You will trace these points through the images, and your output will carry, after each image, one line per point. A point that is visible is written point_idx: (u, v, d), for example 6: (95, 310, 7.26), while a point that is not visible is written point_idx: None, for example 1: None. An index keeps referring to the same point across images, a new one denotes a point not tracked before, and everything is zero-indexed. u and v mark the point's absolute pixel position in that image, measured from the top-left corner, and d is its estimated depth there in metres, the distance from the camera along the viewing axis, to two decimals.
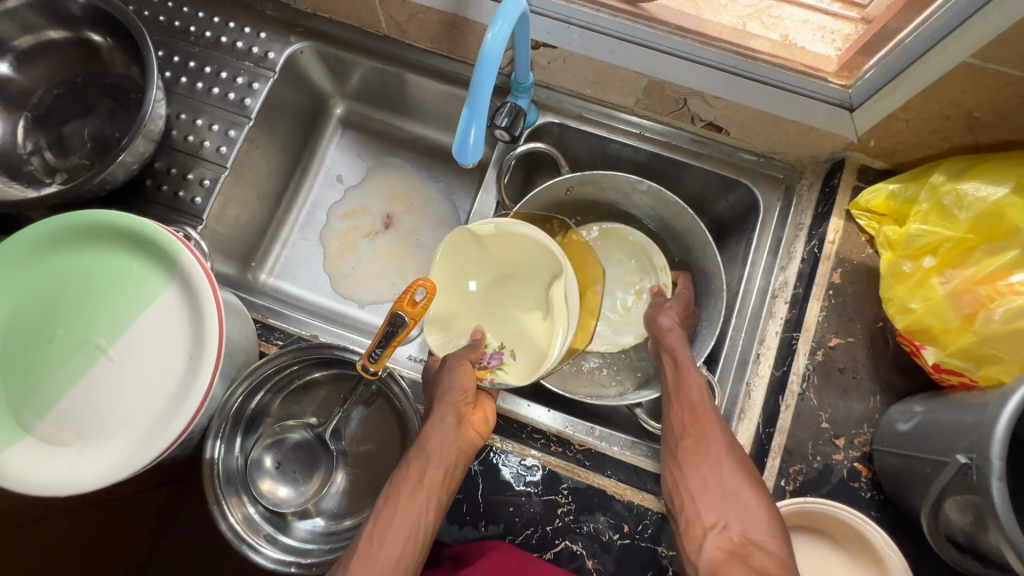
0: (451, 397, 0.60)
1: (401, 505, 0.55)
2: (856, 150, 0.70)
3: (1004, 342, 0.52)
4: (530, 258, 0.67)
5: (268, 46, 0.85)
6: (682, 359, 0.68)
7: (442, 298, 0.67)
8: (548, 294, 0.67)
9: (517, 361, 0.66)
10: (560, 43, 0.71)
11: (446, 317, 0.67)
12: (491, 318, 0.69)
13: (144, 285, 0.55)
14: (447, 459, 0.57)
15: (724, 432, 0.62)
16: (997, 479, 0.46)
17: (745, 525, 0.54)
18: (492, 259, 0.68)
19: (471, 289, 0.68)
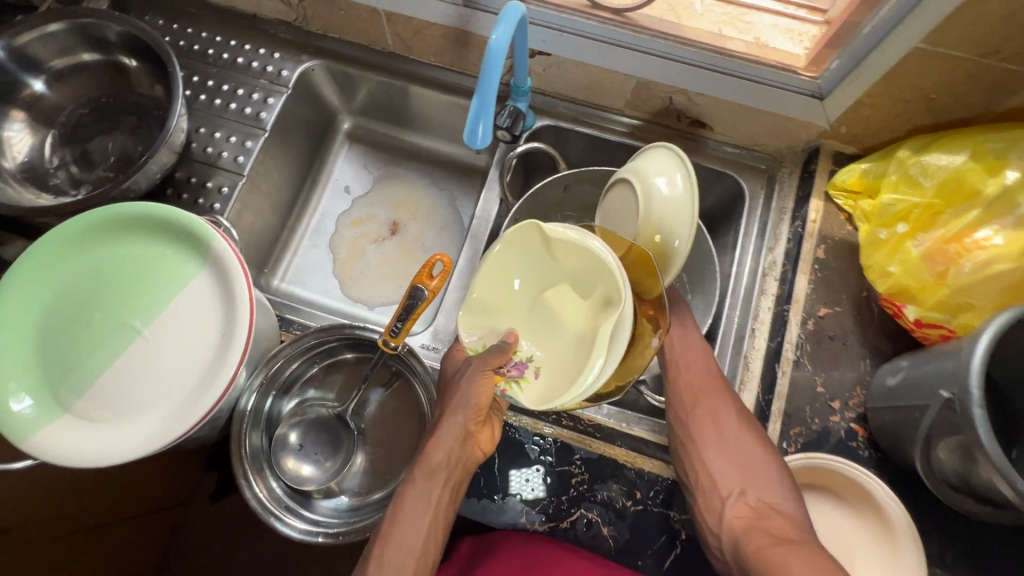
0: (460, 416, 0.60)
1: (403, 527, 0.58)
2: (830, 137, 0.76)
3: (975, 289, 0.58)
4: (593, 278, 0.56)
5: (282, 65, 0.92)
6: (687, 335, 0.70)
7: (485, 290, 0.60)
8: (598, 321, 0.55)
9: (537, 382, 0.58)
10: (555, 50, 0.78)
11: (484, 309, 0.61)
12: (531, 326, 0.60)
13: (179, 269, 0.59)
14: (451, 473, 0.60)
15: (734, 406, 0.66)
16: (978, 407, 0.50)
17: (761, 489, 0.59)
18: (554, 263, 0.58)
19: (520, 287, 0.60)
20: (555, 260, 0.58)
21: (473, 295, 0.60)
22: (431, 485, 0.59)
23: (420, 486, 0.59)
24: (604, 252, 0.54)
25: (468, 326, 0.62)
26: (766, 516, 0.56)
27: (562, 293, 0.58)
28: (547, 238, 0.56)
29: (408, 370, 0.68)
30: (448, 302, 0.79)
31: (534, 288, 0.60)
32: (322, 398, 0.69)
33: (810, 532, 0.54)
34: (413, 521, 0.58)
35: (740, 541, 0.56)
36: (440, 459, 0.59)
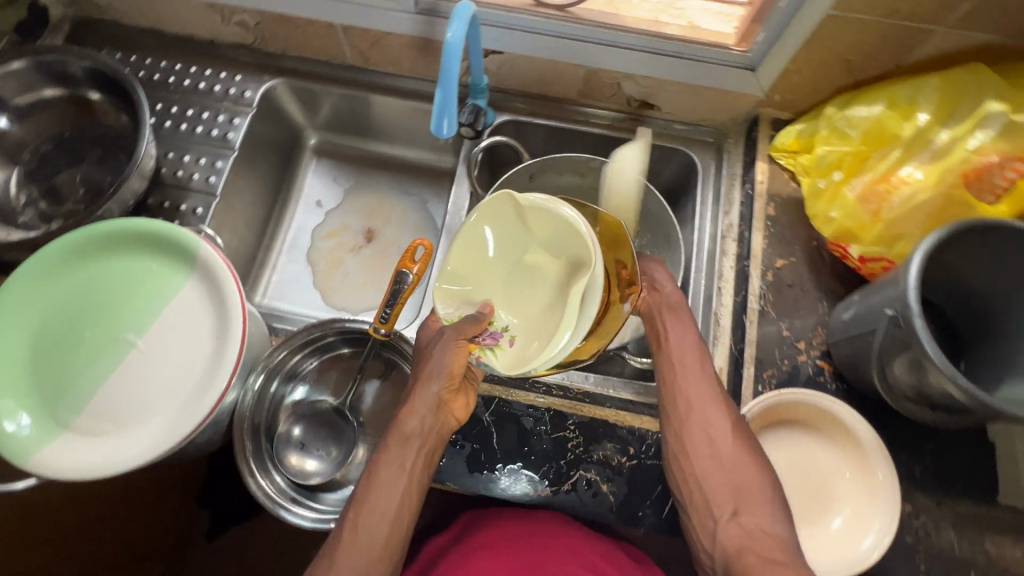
0: (433, 384, 0.63)
1: (378, 493, 0.60)
2: (766, 106, 0.83)
3: (905, 220, 0.65)
4: (566, 244, 0.59)
5: (244, 86, 0.94)
6: (686, 340, 0.67)
7: (460, 262, 0.62)
8: (572, 285, 0.58)
9: (512, 350, 0.60)
10: (506, 48, 0.83)
11: (459, 282, 0.63)
12: (506, 296, 0.62)
13: (168, 279, 0.60)
14: (425, 440, 0.63)
15: (735, 419, 0.63)
16: (919, 318, 0.55)
17: (755, 513, 0.57)
18: (528, 231, 0.61)
19: (495, 257, 0.62)
20: (528, 230, 0.61)
21: (448, 268, 0.63)
22: (405, 452, 0.62)
23: (394, 453, 0.62)
24: (577, 218, 0.59)
25: (443, 299, 0.63)
26: (760, 543, 0.55)
27: (534, 261, 0.61)
28: (521, 206, 0.60)
29: (399, 355, 0.70)
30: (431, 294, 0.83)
31: (507, 258, 0.62)
32: (321, 394, 0.71)
33: (801, 558, 0.54)
34: (387, 485, 0.61)
35: (731, 566, 0.55)
36: (413, 426, 0.62)
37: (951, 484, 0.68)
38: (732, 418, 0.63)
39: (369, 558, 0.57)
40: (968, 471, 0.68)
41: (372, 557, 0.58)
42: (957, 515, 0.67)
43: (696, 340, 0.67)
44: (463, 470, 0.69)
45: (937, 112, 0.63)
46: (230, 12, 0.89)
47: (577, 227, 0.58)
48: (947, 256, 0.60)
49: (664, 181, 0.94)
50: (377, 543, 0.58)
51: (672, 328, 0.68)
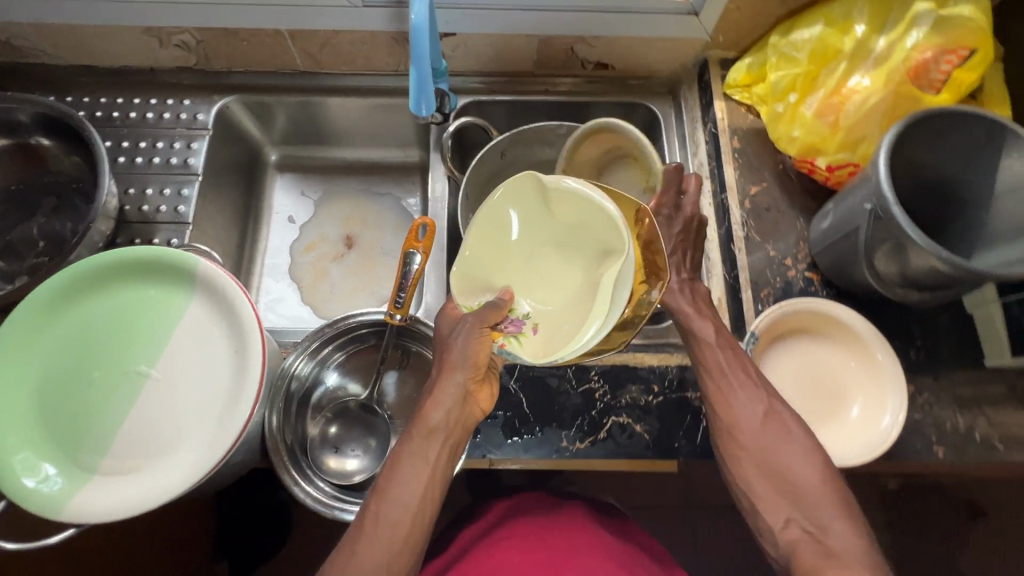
0: (455, 375, 0.61)
1: (400, 484, 0.58)
2: (713, 48, 0.88)
3: (863, 124, 0.70)
4: (593, 230, 0.63)
5: (195, 109, 0.91)
6: (706, 341, 0.64)
7: (480, 248, 0.65)
8: (599, 271, 0.62)
9: (535, 337, 0.63)
10: (459, 29, 0.84)
11: (478, 267, 0.66)
12: (527, 283, 0.66)
13: (171, 302, 0.58)
14: (451, 432, 0.60)
15: (771, 417, 0.59)
16: (897, 207, 0.59)
17: (812, 515, 0.54)
18: (549, 216, 0.65)
19: (515, 241, 0.66)
20: (551, 213, 0.65)
21: (468, 254, 0.65)
22: (428, 445, 0.60)
23: (417, 446, 0.60)
24: (605, 203, 0.61)
25: (463, 284, 0.66)
26: (823, 546, 0.52)
27: (553, 246, 0.65)
28: (547, 189, 0.64)
29: (417, 340, 0.71)
30: (429, 281, 0.83)
31: (527, 243, 0.66)
32: (350, 389, 0.72)
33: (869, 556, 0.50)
34: (407, 478, 0.58)
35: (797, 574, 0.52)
36: (437, 418, 0.60)
37: (942, 360, 0.74)
38: (766, 411, 0.59)
39: (391, 552, 0.55)
40: (955, 345, 0.74)
41: (394, 550, 0.55)
42: (954, 386, 0.73)
43: (716, 336, 0.65)
44: (502, 439, 0.70)
45: (872, 23, 0.69)
46: (168, 34, 0.86)
47: (608, 212, 0.61)
48: (907, 149, 0.65)
49: None
50: (398, 537, 0.56)
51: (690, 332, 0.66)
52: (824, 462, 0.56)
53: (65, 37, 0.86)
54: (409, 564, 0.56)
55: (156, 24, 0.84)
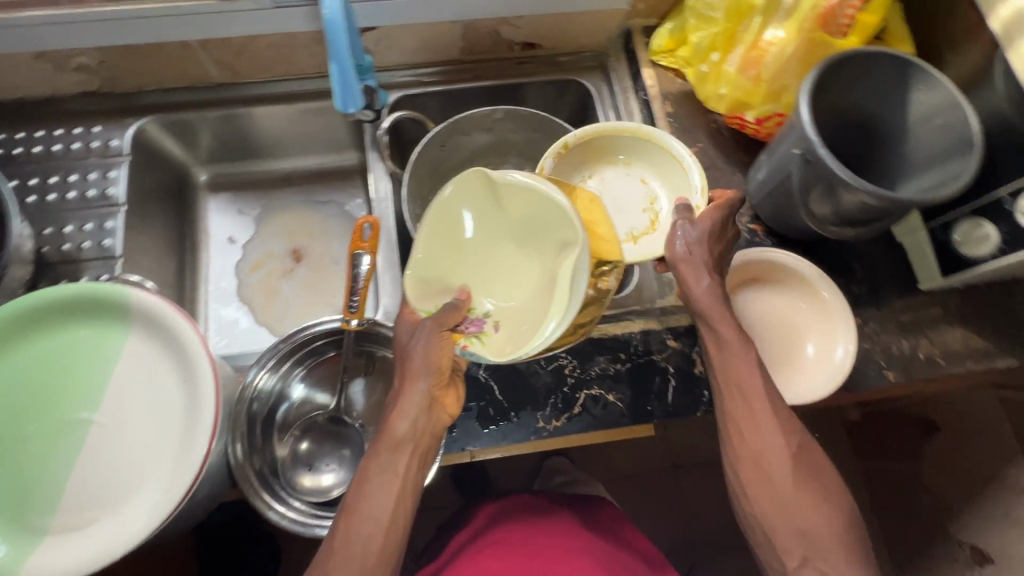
0: (416, 385, 0.62)
1: (370, 499, 0.59)
2: (634, 16, 0.89)
3: (783, 74, 0.72)
4: (545, 223, 0.63)
5: (108, 135, 0.86)
6: (742, 365, 0.62)
7: (432, 249, 0.64)
8: (556, 264, 0.62)
9: (496, 335, 0.64)
10: (379, 22, 0.81)
11: (434, 269, 0.65)
12: (484, 281, 0.66)
13: (107, 339, 0.55)
14: (418, 441, 0.62)
15: (800, 455, 0.61)
16: (823, 148, 0.62)
17: (829, 559, 0.58)
18: (503, 213, 0.65)
19: (469, 239, 0.66)
20: (502, 207, 0.65)
21: (422, 255, 0.64)
22: (396, 458, 0.60)
23: (386, 459, 0.60)
24: (557, 197, 0.61)
25: (419, 288, 0.64)
26: None
27: (509, 242, 0.65)
28: (496, 184, 0.63)
29: (379, 343, 0.69)
30: (383, 283, 0.82)
31: (482, 241, 0.66)
32: (317, 401, 0.70)
33: None
34: (374, 492, 0.59)
35: None
36: (404, 429, 0.60)
37: (882, 290, 0.78)
38: (794, 447, 0.60)
39: (364, 566, 0.56)
40: (892, 274, 0.79)
41: (368, 564, 0.57)
42: (896, 313, 0.77)
43: (751, 361, 0.62)
44: (479, 429, 0.70)
45: None
46: (64, 58, 0.80)
47: (559, 205, 0.61)
48: (826, 93, 0.68)
49: (566, 113, 0.98)
50: (371, 550, 0.57)
51: (721, 352, 0.63)
52: (844, 509, 0.60)
53: None
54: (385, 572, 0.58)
55: (49, 48, 0.78)
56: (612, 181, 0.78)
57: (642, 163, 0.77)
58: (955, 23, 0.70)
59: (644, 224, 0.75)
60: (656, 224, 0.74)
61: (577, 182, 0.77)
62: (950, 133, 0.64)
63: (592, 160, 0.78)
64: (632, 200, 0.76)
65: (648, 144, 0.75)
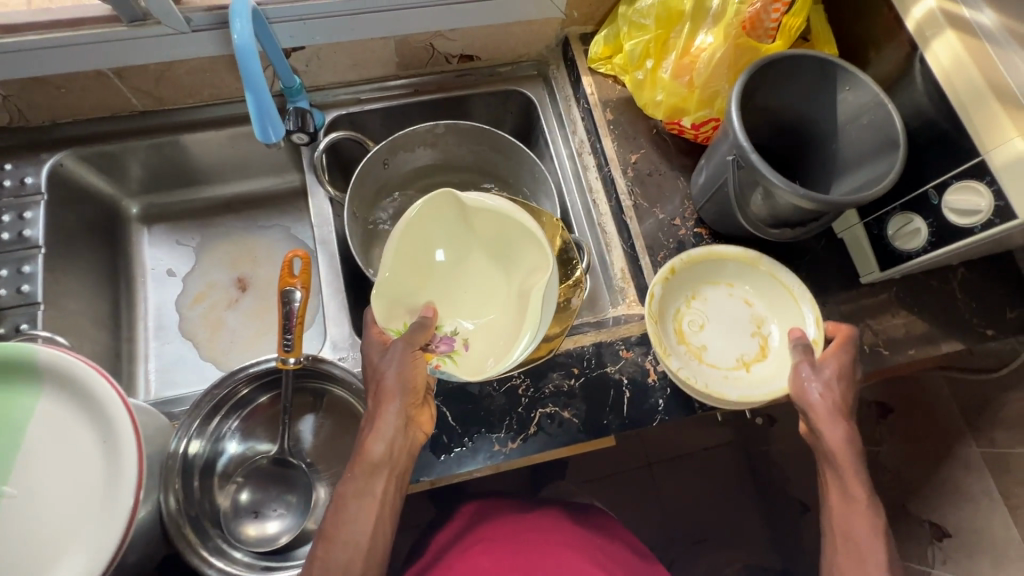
0: (388, 405, 0.59)
1: (347, 525, 0.56)
2: (570, 25, 0.88)
3: (715, 79, 0.73)
4: (511, 244, 0.72)
5: (22, 173, 0.80)
6: (864, 527, 0.59)
7: (400, 269, 0.68)
8: (525, 285, 0.70)
9: (467, 353, 0.69)
10: (306, 42, 0.78)
11: (402, 287, 0.68)
12: (451, 301, 0.72)
13: (13, 404, 0.51)
14: (395, 464, 0.58)
15: None
16: (754, 153, 0.62)
17: None
18: (470, 236, 0.73)
19: (438, 262, 0.72)
20: (470, 229, 0.72)
21: (391, 274, 0.67)
22: (373, 482, 0.57)
23: (361, 484, 0.57)
24: (525, 219, 0.69)
25: (387, 307, 0.67)
26: None
27: (474, 262, 0.73)
28: (466, 208, 0.71)
29: (320, 379, 0.67)
30: (329, 312, 0.79)
31: (447, 262, 0.73)
32: (258, 447, 0.67)
33: None
34: (355, 516, 0.56)
35: None
36: (379, 452, 0.57)
37: (826, 286, 0.79)
38: None
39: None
40: (833, 269, 0.80)
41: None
42: (840, 308, 0.78)
43: (877, 526, 0.59)
44: (434, 459, 0.68)
45: None
46: None
47: (526, 226, 0.69)
48: (756, 97, 0.69)
49: (510, 123, 0.97)
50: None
51: (842, 504, 0.60)
52: None
53: None
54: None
55: None
56: (716, 303, 0.76)
57: (745, 288, 0.76)
58: (873, 25, 0.72)
59: (753, 350, 0.73)
60: (766, 351, 0.73)
61: (680, 304, 0.75)
62: (877, 132, 0.65)
63: (695, 282, 0.76)
64: (737, 324, 0.75)
65: (754, 270, 0.75)
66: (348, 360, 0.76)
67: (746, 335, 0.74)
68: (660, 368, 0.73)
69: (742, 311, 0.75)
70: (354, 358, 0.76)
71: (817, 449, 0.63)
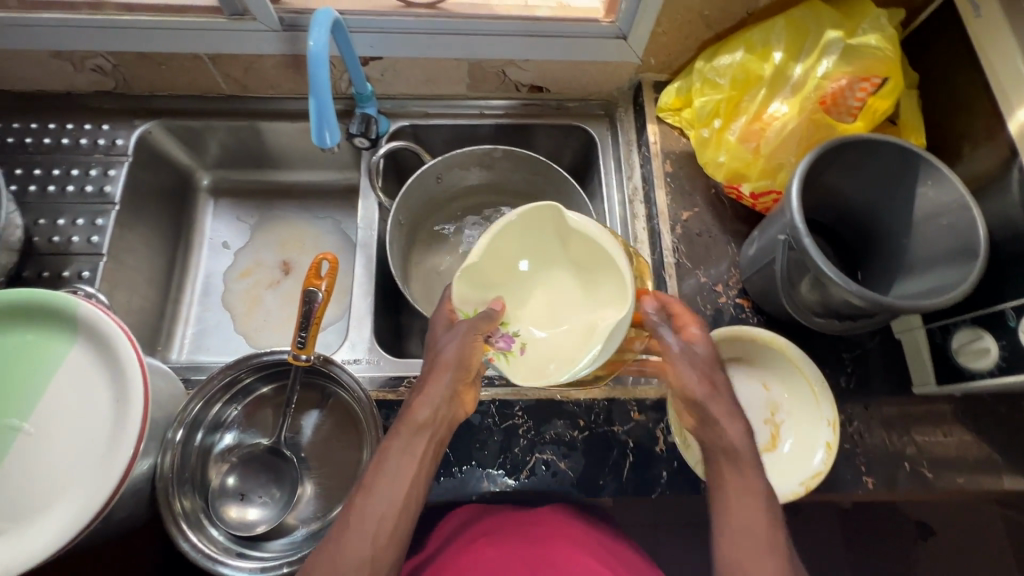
0: (441, 373, 0.58)
1: (387, 479, 0.53)
2: (645, 71, 0.86)
3: (782, 152, 0.70)
4: (603, 273, 0.57)
5: (115, 135, 0.88)
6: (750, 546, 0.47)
7: (489, 257, 0.59)
8: (607, 313, 0.56)
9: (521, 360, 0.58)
10: (385, 53, 0.82)
11: (483, 278, 0.59)
12: (529, 306, 0.61)
13: (49, 351, 0.55)
14: (437, 429, 0.58)
15: None
16: (807, 237, 0.59)
17: None
18: (567, 243, 0.59)
19: (529, 262, 0.61)
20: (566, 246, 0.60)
21: (476, 261, 0.58)
22: (416, 443, 0.56)
23: (406, 440, 0.55)
24: (616, 250, 0.56)
25: (465, 290, 0.59)
26: None
27: (561, 279, 0.61)
28: (567, 225, 0.58)
29: (327, 379, 0.69)
30: (355, 313, 0.80)
31: (534, 272, 0.61)
32: (254, 436, 0.69)
33: None
34: (394, 471, 0.54)
35: None
36: (424, 416, 0.57)
37: (873, 387, 0.73)
38: None
39: (376, 548, 0.50)
40: (885, 371, 0.73)
41: (381, 543, 0.50)
42: (885, 414, 0.71)
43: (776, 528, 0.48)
44: None
45: (788, 50, 0.69)
46: (80, 58, 0.83)
47: (617, 260, 0.55)
48: (822, 175, 0.64)
49: (570, 156, 0.96)
50: (383, 530, 0.51)
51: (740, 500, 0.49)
52: None
53: None
54: (395, 558, 0.51)
55: (67, 48, 0.81)
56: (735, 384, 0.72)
57: (766, 371, 0.72)
58: (972, 119, 0.67)
59: (765, 439, 0.70)
60: (779, 442, 0.69)
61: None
62: (956, 236, 0.60)
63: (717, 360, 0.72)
64: (754, 408, 0.71)
65: (779, 355, 0.71)
66: (361, 363, 0.77)
67: (760, 421, 0.70)
68: (671, 438, 0.69)
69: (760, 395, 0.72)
70: (368, 362, 0.77)
71: (710, 446, 0.54)
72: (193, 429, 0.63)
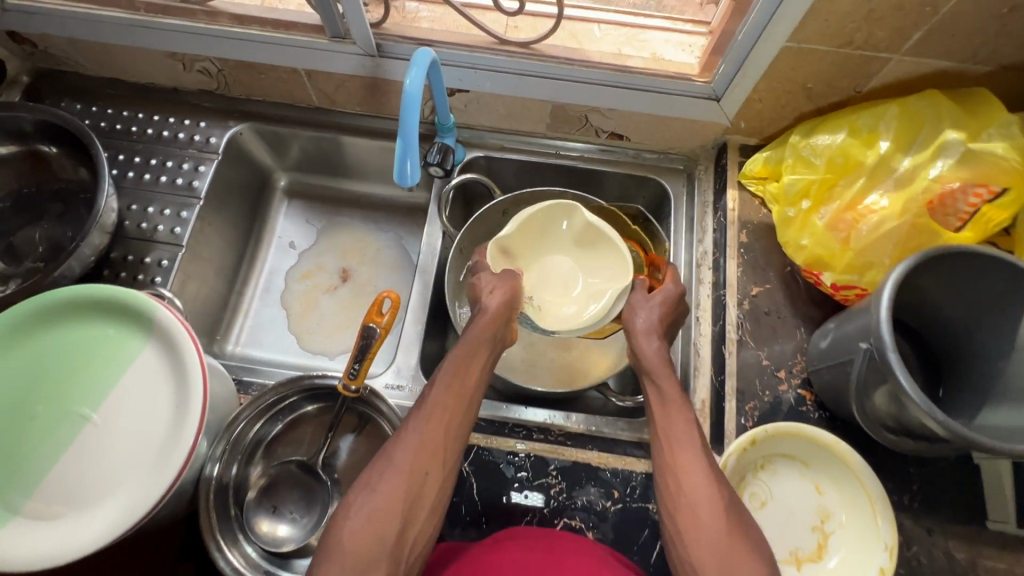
0: (495, 305, 0.67)
1: (453, 375, 0.62)
2: (732, 133, 0.82)
3: (875, 247, 0.66)
4: (605, 257, 0.73)
5: (210, 133, 0.93)
6: (688, 452, 0.57)
7: (520, 230, 0.74)
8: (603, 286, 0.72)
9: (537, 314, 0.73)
10: (471, 87, 0.82)
11: (514, 243, 0.74)
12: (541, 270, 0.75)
13: (124, 348, 0.58)
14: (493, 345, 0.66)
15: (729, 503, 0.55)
16: (893, 351, 0.54)
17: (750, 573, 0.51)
18: (576, 230, 0.74)
19: (549, 235, 0.76)
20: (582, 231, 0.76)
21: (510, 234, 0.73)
22: (477, 352, 0.65)
23: (468, 346, 0.65)
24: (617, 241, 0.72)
25: (497, 255, 0.73)
26: None
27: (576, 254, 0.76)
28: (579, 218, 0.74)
29: (370, 408, 0.70)
30: (404, 338, 0.81)
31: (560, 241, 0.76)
32: (293, 452, 0.71)
33: None
34: (453, 367, 0.63)
35: None
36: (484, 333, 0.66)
37: (940, 512, 0.66)
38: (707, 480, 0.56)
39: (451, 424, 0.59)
40: (956, 496, 0.67)
41: (454, 421, 0.60)
42: (949, 544, 0.65)
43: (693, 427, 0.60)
44: (446, 528, 0.67)
45: (897, 141, 0.66)
46: (191, 61, 0.88)
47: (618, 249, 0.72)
48: (916, 278, 0.60)
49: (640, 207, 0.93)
50: (453, 412, 0.60)
51: (661, 408, 0.62)
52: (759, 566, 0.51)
53: (97, 51, 0.90)
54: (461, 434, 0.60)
55: (180, 50, 0.86)
56: (785, 483, 0.68)
57: (820, 473, 0.68)
58: None
59: (810, 547, 0.65)
60: (825, 554, 0.65)
61: (746, 474, 0.67)
62: None
63: (769, 454, 0.68)
64: (801, 512, 0.67)
65: (838, 462, 0.66)
66: (404, 390, 0.77)
67: (808, 527, 0.66)
68: None
69: (811, 499, 0.67)
70: (409, 391, 0.77)
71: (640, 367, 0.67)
72: (240, 440, 0.66)
